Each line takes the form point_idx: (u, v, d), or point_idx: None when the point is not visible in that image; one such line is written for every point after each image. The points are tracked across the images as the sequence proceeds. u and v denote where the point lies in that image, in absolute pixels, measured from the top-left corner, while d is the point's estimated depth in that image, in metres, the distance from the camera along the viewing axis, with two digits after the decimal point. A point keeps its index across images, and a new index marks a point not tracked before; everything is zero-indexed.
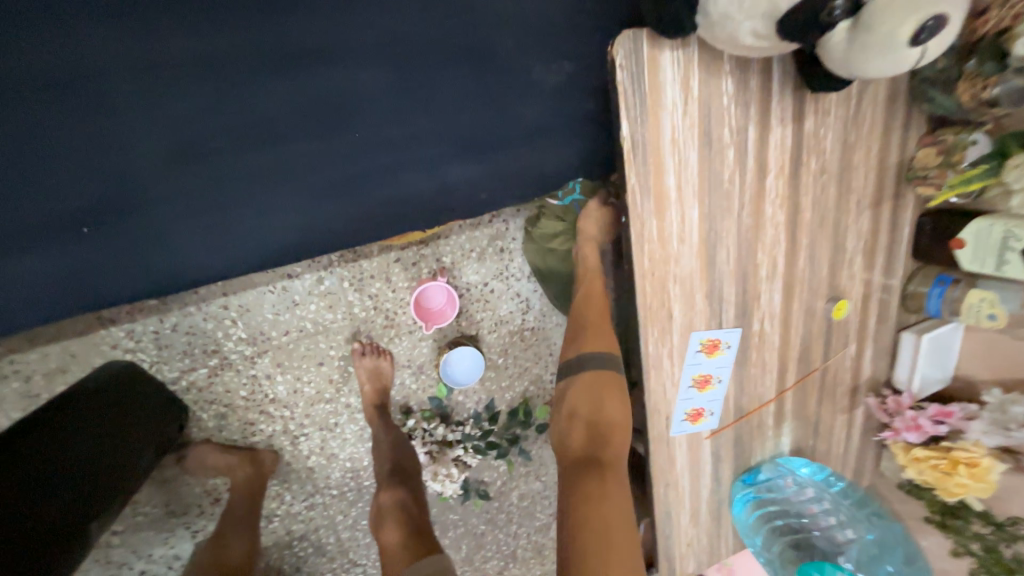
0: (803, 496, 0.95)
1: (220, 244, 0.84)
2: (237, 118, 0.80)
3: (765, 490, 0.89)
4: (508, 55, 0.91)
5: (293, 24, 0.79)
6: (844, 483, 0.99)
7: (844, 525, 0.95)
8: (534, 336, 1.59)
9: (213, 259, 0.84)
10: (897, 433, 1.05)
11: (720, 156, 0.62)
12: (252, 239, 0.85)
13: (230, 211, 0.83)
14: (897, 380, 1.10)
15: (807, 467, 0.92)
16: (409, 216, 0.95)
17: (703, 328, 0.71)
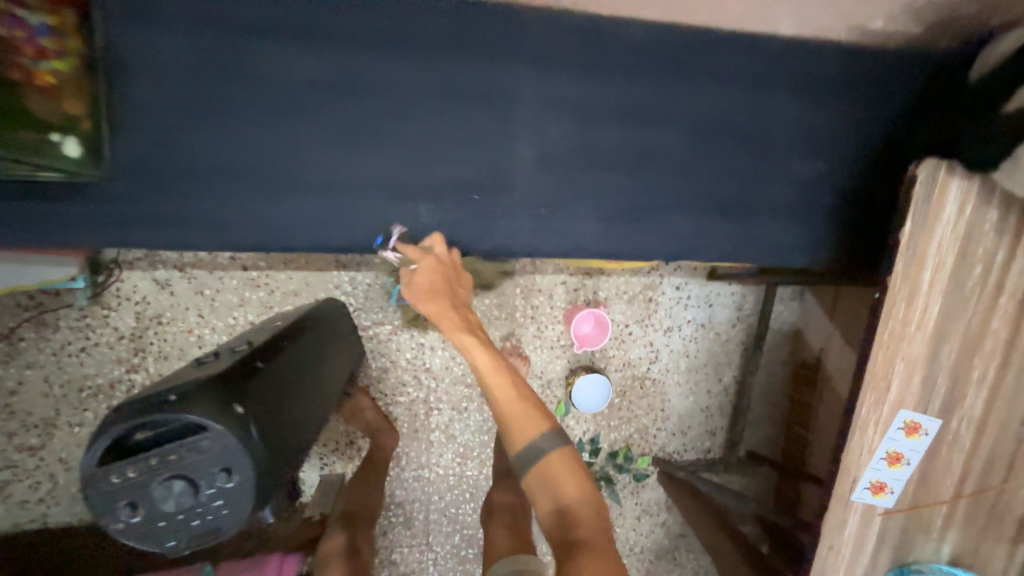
0: None
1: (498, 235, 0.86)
2: (636, 131, 0.85)
3: None
4: (785, 139, 0.90)
5: (721, 83, 0.85)
6: None
7: None
8: (652, 386, 1.69)
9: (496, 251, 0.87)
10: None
11: (969, 268, 0.74)
12: (577, 243, 0.88)
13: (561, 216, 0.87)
14: None
15: None
16: (683, 256, 0.93)
17: (910, 409, 0.80)
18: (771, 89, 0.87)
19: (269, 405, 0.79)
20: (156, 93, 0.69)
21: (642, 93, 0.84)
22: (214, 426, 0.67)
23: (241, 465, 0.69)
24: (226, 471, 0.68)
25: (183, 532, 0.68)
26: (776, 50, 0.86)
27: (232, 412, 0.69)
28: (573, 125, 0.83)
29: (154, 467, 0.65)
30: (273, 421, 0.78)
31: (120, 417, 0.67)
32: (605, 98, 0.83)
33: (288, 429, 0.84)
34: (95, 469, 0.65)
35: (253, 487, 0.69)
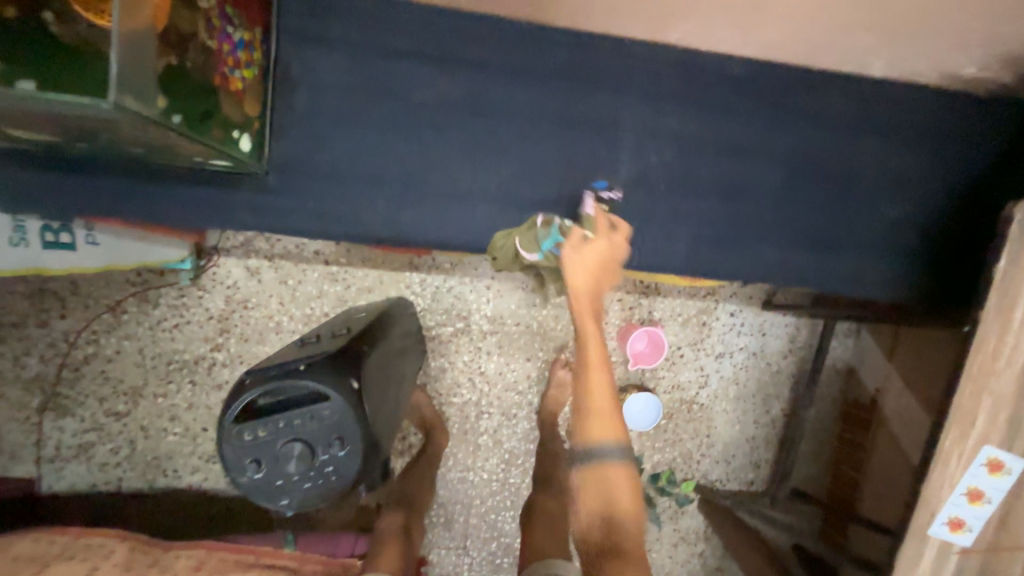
0: None
1: None
2: (726, 158, 0.91)
3: None
4: (872, 176, 0.93)
5: (809, 119, 0.91)
6: None
7: None
8: (700, 411, 1.69)
9: None
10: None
11: None
12: (669, 259, 0.91)
13: (653, 231, 0.91)
14: None
15: None
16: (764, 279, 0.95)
17: (994, 445, 0.80)
18: (861, 126, 0.92)
19: (373, 385, 0.86)
20: (317, 100, 0.81)
21: (736, 123, 0.90)
22: (335, 398, 0.74)
23: (352, 437, 0.75)
24: (341, 441, 0.74)
25: (296, 493, 0.76)
26: (867, 91, 0.91)
27: (350, 386, 0.76)
28: (669, 149, 0.89)
29: (281, 429, 0.73)
30: (375, 400, 0.85)
31: (253, 381, 0.75)
32: (701, 126, 0.90)
33: (384, 411, 0.90)
34: (231, 426, 0.73)
35: (360, 458, 0.75)
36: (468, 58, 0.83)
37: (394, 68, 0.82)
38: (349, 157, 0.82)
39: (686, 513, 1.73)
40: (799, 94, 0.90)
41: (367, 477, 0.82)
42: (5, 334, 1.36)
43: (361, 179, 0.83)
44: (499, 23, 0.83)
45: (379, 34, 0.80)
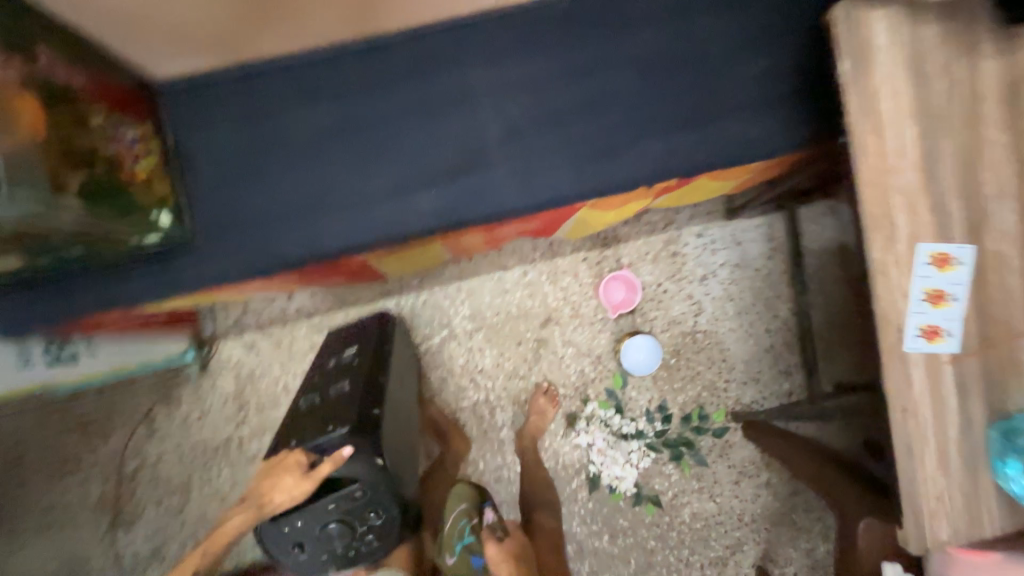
0: None
1: (497, 196, 0.97)
2: (582, 83, 0.98)
3: None
4: (725, 47, 0.98)
5: (644, 21, 0.97)
6: None
7: None
8: (706, 339, 1.66)
9: (501, 208, 0.96)
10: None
11: (931, 85, 0.74)
12: (564, 187, 0.97)
13: (540, 168, 0.97)
14: None
15: None
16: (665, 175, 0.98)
17: (930, 239, 0.77)
18: (694, 8, 0.97)
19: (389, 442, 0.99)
20: (218, 166, 0.94)
21: (579, 50, 0.98)
22: (369, 477, 0.90)
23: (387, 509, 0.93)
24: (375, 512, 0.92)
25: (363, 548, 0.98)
26: None
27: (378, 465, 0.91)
28: (528, 94, 0.97)
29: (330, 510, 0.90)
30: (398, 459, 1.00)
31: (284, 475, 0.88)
32: (548, 63, 0.97)
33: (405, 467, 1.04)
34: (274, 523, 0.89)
35: (397, 529, 0.94)
36: (329, 85, 0.96)
37: (272, 116, 0.95)
38: (258, 200, 0.94)
39: (734, 446, 1.67)
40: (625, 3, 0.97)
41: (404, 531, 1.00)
42: (68, 468, 1.54)
43: (274, 214, 0.94)
44: (345, 51, 0.96)
45: (252, 95, 0.95)
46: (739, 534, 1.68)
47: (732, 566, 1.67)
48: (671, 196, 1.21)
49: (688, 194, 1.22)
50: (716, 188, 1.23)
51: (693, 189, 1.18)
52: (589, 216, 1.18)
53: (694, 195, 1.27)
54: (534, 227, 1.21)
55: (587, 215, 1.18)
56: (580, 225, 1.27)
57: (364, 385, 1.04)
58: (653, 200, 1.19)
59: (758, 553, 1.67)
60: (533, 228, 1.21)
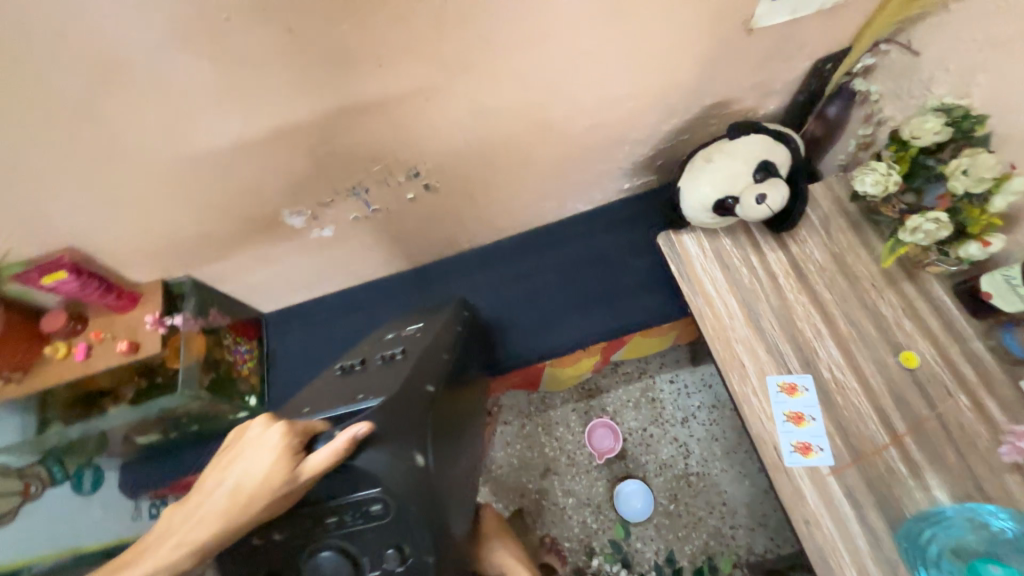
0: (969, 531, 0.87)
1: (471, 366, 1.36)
2: (528, 288, 1.46)
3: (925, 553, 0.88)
4: (621, 255, 1.46)
5: (565, 245, 1.50)
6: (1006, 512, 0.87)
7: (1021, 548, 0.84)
8: (700, 482, 1.73)
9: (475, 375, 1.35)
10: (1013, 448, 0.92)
11: (737, 272, 1.13)
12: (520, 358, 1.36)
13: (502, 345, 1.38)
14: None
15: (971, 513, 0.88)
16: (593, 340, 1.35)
17: (775, 373, 1.04)
18: (598, 233, 1.49)
19: (439, 448, 0.86)
20: (291, 362, 1.44)
21: (525, 265, 1.49)
22: (396, 473, 0.74)
23: (407, 541, 0.75)
24: (395, 550, 0.75)
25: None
26: (589, 214, 1.52)
27: (411, 470, 0.75)
28: (492, 297, 1.46)
29: (337, 525, 0.76)
30: (441, 477, 0.82)
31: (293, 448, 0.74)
32: (505, 276, 1.48)
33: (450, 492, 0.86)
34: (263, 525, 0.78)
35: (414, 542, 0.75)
36: (364, 303, 1.49)
37: (329, 327, 1.47)
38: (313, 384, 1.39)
39: None
40: (552, 234, 1.51)
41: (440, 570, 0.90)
42: None
43: None
44: (375, 280, 1.51)
45: (318, 315, 1.49)
46: None
47: None
48: (623, 352, 1.55)
49: (639, 347, 1.56)
50: (662, 341, 1.56)
51: (636, 345, 1.52)
52: (556, 372, 1.53)
53: (646, 350, 1.59)
54: (514, 384, 1.56)
55: (553, 372, 1.52)
56: (555, 379, 1.60)
57: (425, 365, 0.97)
58: (607, 356, 1.53)
59: None
60: (515, 385, 1.56)
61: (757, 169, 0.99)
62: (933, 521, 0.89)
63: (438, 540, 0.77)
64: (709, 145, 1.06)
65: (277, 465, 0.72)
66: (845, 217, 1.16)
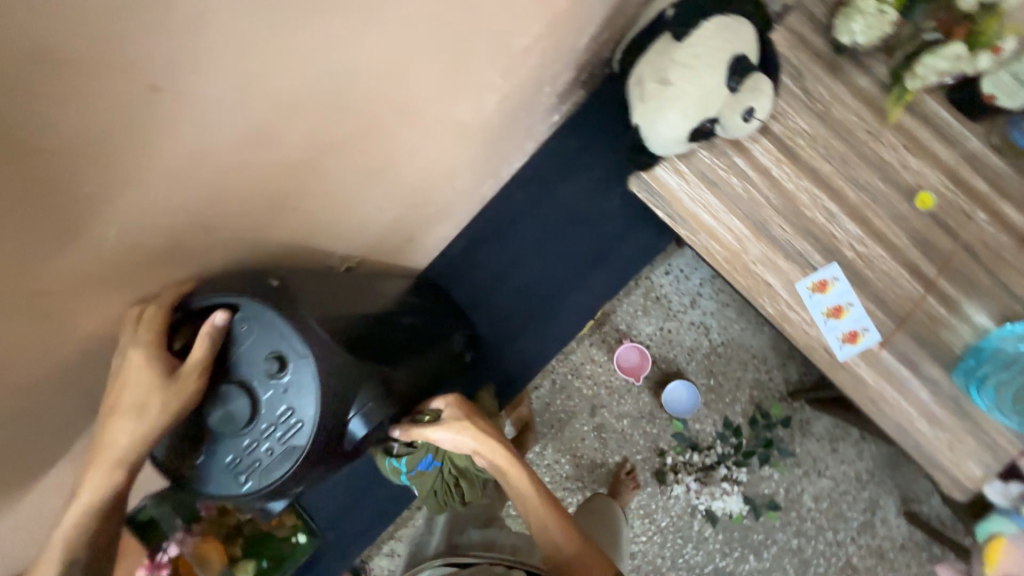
0: None
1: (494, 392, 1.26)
2: (506, 283, 1.27)
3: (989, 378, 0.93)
4: (587, 199, 1.25)
5: (521, 216, 1.26)
6: None
7: None
8: (728, 348, 1.81)
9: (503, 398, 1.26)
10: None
11: (728, 186, 0.98)
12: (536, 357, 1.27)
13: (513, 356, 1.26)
14: None
15: None
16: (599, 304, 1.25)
17: (802, 277, 0.97)
18: (549, 185, 1.26)
19: (326, 295, 0.73)
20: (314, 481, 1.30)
21: (490, 258, 1.27)
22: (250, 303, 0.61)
23: (287, 345, 0.60)
24: (275, 359, 0.60)
25: (254, 471, 0.60)
26: (530, 169, 1.26)
27: (265, 286, 0.65)
28: (474, 312, 1.27)
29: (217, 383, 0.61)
30: (327, 316, 0.68)
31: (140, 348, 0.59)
32: (479, 281, 1.27)
33: (355, 332, 0.72)
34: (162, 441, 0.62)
35: (300, 368, 0.60)
36: None
37: None
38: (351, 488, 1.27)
39: (811, 420, 1.78)
40: (501, 211, 1.27)
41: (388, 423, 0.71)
42: None
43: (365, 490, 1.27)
44: None
45: None
46: (863, 497, 1.75)
47: (880, 525, 1.74)
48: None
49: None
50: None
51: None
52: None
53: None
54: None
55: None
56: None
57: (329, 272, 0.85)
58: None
59: (899, 503, 1.74)
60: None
61: (729, 71, 0.88)
62: (1002, 364, 0.93)
63: (323, 339, 0.63)
64: (663, 58, 0.91)
65: (136, 363, 0.58)
66: (818, 60, 0.97)
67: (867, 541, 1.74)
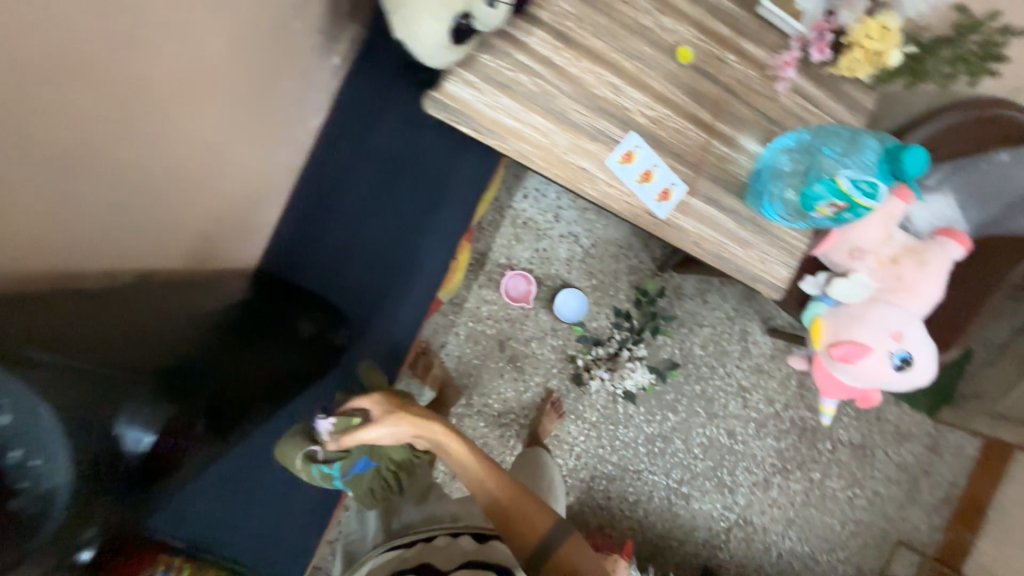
0: (794, 162, 1.08)
1: (377, 364, 1.22)
2: (349, 251, 1.19)
3: (771, 191, 1.08)
4: (404, 140, 1.20)
5: (342, 176, 1.19)
6: (810, 136, 1.09)
7: (823, 153, 1.08)
8: (598, 247, 1.97)
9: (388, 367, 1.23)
10: (782, 78, 1.09)
11: (519, 84, 0.98)
12: (407, 315, 1.23)
13: (384, 322, 1.22)
14: (769, 50, 1.09)
15: (787, 145, 1.09)
16: (449, 243, 1.24)
17: (610, 154, 1.03)
18: (362, 136, 1.20)
19: (43, 316, 0.63)
20: (226, 522, 1.14)
21: (324, 230, 1.19)
22: None
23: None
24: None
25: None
26: (337, 127, 1.21)
27: None
28: (326, 291, 1.18)
29: None
30: (44, 339, 0.61)
31: None
32: (323, 257, 1.19)
33: (89, 354, 0.67)
34: None
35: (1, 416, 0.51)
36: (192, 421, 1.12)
37: None
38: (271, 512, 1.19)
39: (681, 283, 2.03)
40: (321, 179, 1.20)
41: (181, 430, 0.80)
42: None
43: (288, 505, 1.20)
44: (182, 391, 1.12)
45: None
46: (736, 331, 2.07)
47: (753, 347, 2.08)
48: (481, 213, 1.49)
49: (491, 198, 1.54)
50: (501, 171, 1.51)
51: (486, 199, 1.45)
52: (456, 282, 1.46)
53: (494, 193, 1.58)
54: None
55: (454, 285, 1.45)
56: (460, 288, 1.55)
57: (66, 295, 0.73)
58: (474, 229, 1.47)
59: (762, 325, 2.08)
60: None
61: None
62: (775, 177, 1.08)
63: (27, 378, 0.55)
64: None
65: None
66: None
67: (748, 364, 2.08)
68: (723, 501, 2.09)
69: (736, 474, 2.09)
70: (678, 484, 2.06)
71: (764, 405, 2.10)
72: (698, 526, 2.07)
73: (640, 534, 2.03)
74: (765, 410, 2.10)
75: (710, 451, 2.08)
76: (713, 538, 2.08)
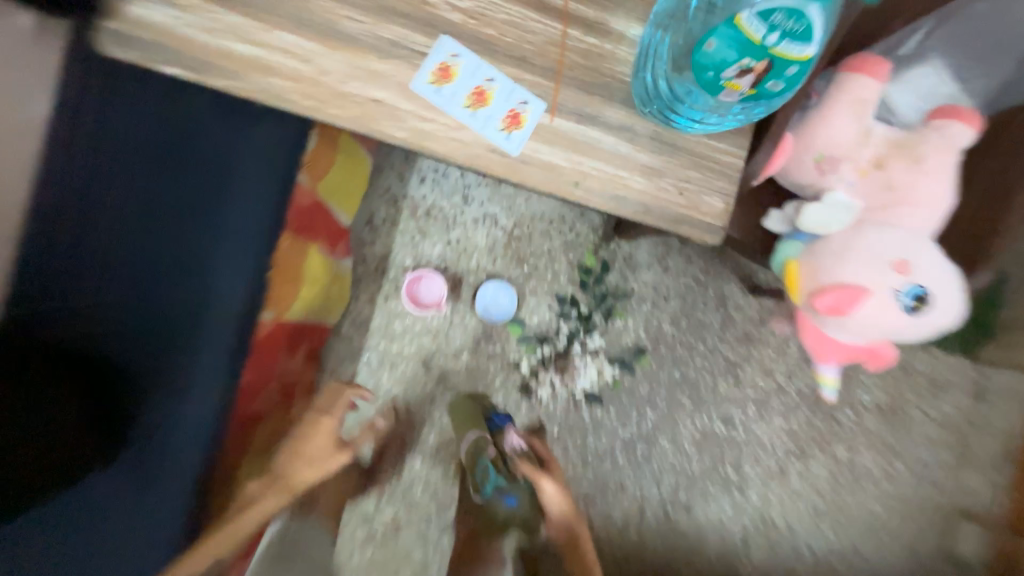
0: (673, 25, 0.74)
1: (184, 416, 0.99)
2: (119, 279, 0.98)
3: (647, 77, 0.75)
4: (170, 132, 1.01)
5: (91, 189, 0.97)
6: None
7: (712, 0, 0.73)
8: (522, 226, 1.62)
9: (198, 414, 1.00)
10: None
11: None
12: (210, 342, 1.01)
13: (183, 361, 1.00)
14: None
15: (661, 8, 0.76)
16: (252, 242, 1.03)
17: (416, 77, 0.73)
18: (110, 135, 0.98)
19: None
20: None
21: (79, 260, 0.97)
22: None
23: None
24: None
25: None
26: (70, 128, 0.96)
27: None
28: (99, 335, 0.97)
29: None
30: None
31: None
32: (86, 293, 0.97)
33: None
34: None
35: None
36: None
37: None
38: None
39: (633, 251, 1.67)
40: (62, 196, 0.96)
41: None
42: None
43: None
44: None
45: None
46: (709, 295, 1.70)
47: (735, 312, 1.71)
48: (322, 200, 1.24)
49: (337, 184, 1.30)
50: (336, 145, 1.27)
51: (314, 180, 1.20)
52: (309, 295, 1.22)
53: (345, 177, 1.34)
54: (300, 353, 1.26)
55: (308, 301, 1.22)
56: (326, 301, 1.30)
57: None
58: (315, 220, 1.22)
59: (741, 283, 1.70)
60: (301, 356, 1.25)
61: None
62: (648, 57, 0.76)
63: None
64: None
65: None
66: None
67: (732, 332, 1.71)
68: (732, 503, 1.70)
69: (741, 467, 1.71)
70: (673, 493, 1.69)
71: (761, 378, 1.72)
72: (707, 540, 1.69)
73: (637, 562, 1.66)
74: (762, 383, 1.72)
75: (705, 446, 1.70)
76: (728, 551, 1.70)
